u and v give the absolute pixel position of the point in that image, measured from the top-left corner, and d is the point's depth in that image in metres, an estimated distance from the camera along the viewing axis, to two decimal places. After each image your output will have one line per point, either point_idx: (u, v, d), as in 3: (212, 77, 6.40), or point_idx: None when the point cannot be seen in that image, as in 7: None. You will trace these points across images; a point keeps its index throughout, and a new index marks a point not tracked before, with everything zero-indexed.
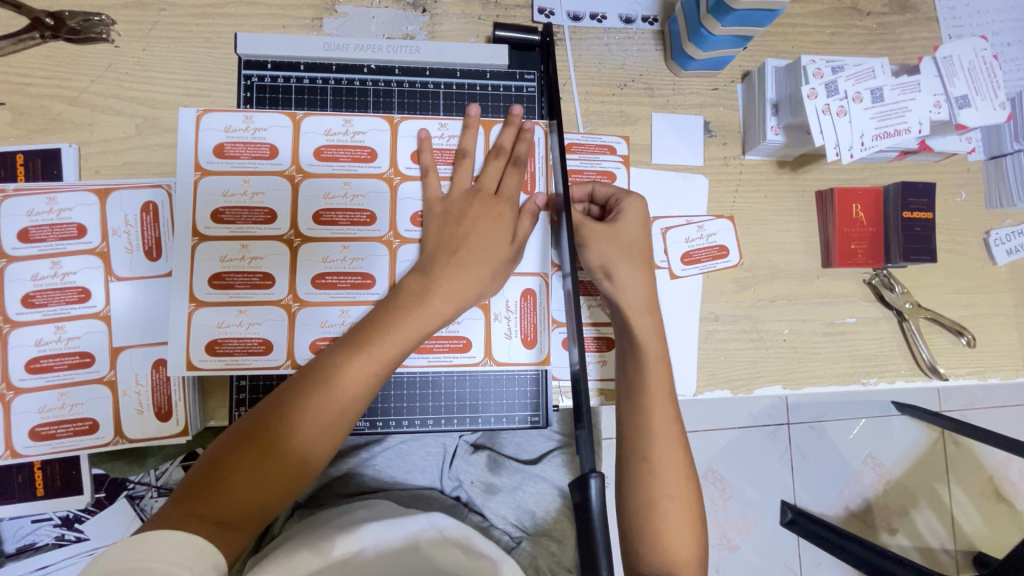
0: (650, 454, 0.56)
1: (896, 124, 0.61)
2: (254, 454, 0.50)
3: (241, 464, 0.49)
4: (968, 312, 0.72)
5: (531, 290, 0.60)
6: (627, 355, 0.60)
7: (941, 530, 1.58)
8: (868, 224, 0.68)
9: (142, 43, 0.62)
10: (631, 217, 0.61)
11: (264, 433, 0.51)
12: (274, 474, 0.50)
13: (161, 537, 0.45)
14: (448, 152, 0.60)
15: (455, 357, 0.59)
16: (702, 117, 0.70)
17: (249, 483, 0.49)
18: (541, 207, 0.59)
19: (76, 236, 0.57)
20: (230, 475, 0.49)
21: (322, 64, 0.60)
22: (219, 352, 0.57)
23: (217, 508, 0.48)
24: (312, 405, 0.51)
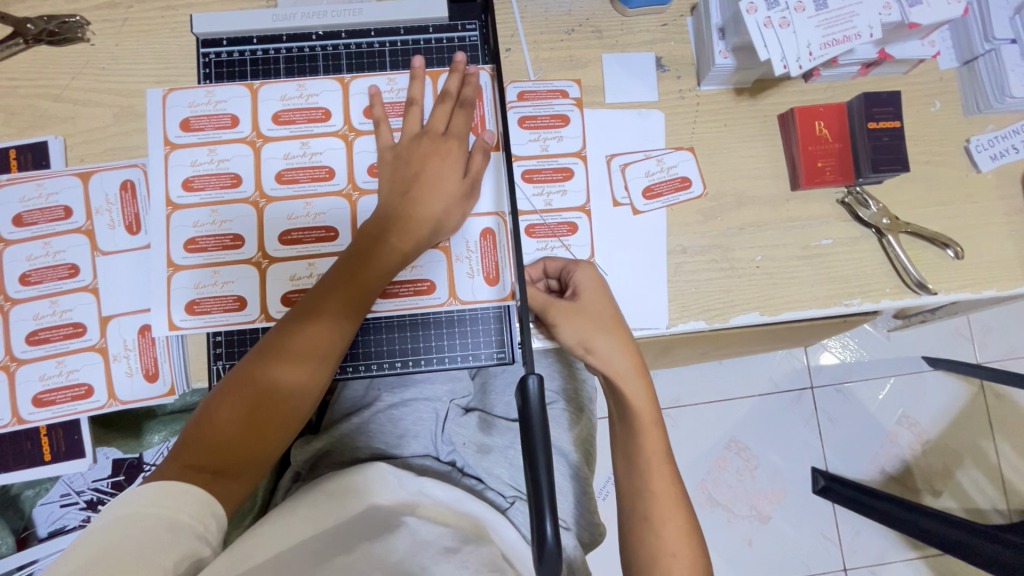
0: (650, 513, 0.57)
1: (844, 30, 0.60)
2: (233, 405, 0.52)
3: (223, 414, 0.52)
4: (954, 224, 0.69)
5: (489, 229, 0.63)
6: (620, 420, 0.61)
7: (989, 488, 1.45)
8: (833, 139, 0.67)
9: (115, 39, 0.67)
10: (588, 287, 0.61)
11: (243, 385, 0.53)
12: (256, 424, 0.52)
13: (164, 488, 0.47)
14: (398, 104, 0.63)
15: (422, 301, 0.63)
16: (653, 53, 0.70)
17: (233, 432, 0.52)
18: (490, 144, 0.61)
19: (64, 217, 0.62)
20: (214, 425, 0.52)
21: (274, 37, 0.64)
22: (197, 311, 0.60)
23: (211, 459, 0.51)
24: (286, 357, 0.53)
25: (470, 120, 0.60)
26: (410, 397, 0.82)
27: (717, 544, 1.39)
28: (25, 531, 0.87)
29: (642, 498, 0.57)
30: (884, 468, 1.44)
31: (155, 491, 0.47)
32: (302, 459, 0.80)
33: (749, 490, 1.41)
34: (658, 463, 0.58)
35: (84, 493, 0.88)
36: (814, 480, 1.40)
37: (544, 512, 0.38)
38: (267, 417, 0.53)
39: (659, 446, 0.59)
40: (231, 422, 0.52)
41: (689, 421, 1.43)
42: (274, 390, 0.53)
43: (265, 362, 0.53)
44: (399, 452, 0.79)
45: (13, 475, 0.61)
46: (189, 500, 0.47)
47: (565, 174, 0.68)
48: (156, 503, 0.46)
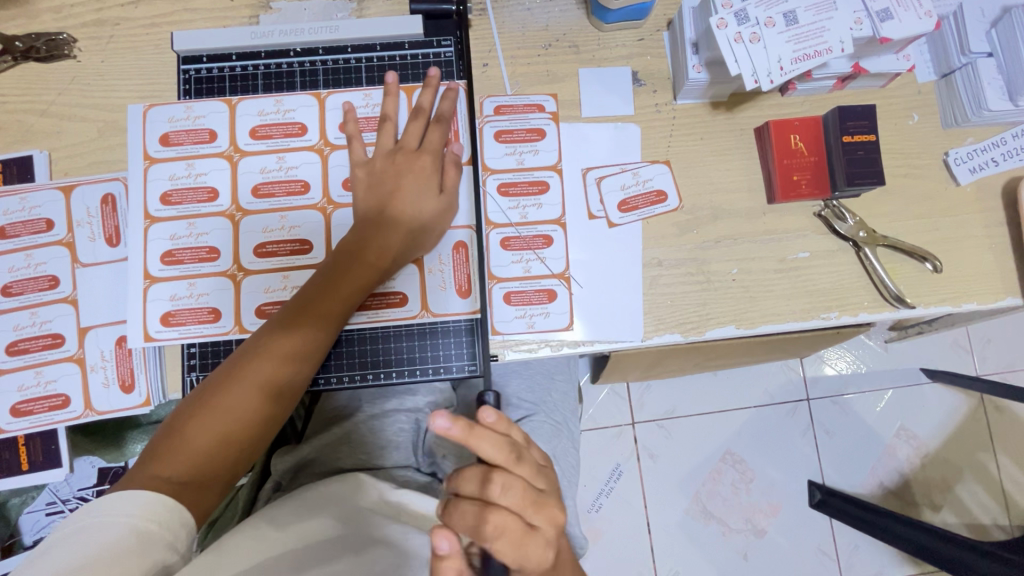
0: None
1: (815, 45, 0.60)
2: (211, 414, 0.52)
3: (199, 424, 0.51)
4: (933, 237, 0.69)
5: (462, 242, 0.66)
6: None
7: (990, 504, 1.42)
8: (808, 153, 0.67)
9: (100, 56, 0.68)
10: None
11: (220, 393, 0.53)
12: (234, 432, 0.53)
13: (141, 499, 0.45)
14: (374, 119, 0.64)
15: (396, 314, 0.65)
16: (629, 67, 0.70)
17: (209, 441, 0.51)
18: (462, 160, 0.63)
19: (45, 229, 0.63)
20: (188, 433, 0.51)
21: (253, 53, 0.65)
22: (173, 323, 0.61)
23: (182, 471, 0.49)
24: (268, 364, 0.54)
25: (444, 134, 0.62)
26: (392, 408, 0.83)
27: (711, 558, 1.37)
28: (10, 539, 0.87)
29: None
30: (881, 481, 1.42)
31: (134, 500, 0.45)
32: (282, 468, 0.80)
33: (744, 504, 1.39)
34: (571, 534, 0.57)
35: (69, 501, 0.90)
36: (810, 493, 1.39)
37: None
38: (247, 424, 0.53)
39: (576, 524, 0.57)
40: (206, 431, 0.51)
41: (682, 433, 1.42)
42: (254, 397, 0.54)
43: (245, 369, 0.54)
44: (380, 462, 0.79)
45: None
46: (157, 510, 0.45)
47: (541, 188, 0.68)
48: (125, 511, 0.44)
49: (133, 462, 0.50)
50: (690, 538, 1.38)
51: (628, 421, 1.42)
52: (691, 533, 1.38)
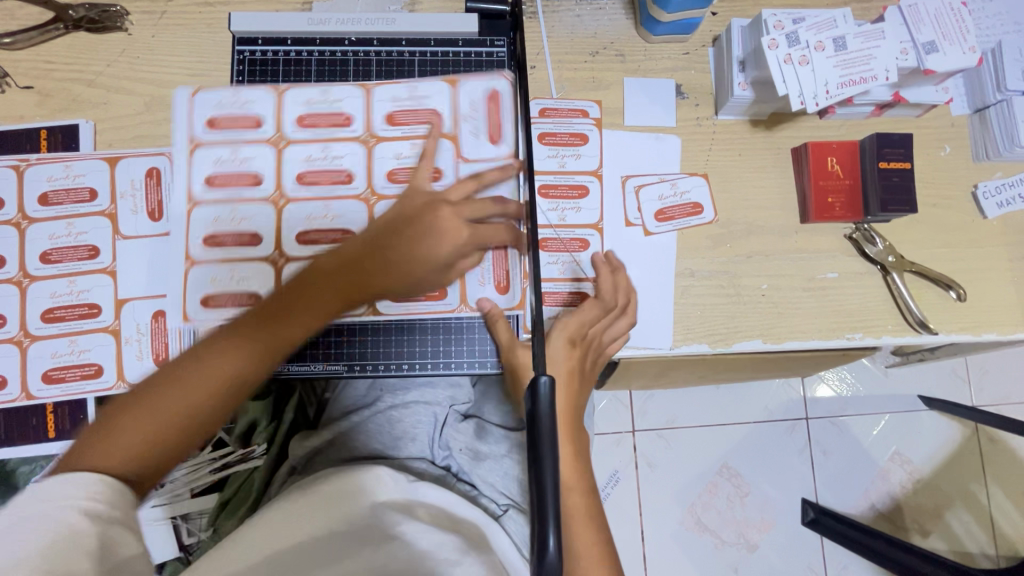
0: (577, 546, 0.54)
1: (861, 72, 0.62)
2: (147, 419, 0.48)
3: (126, 420, 0.48)
4: (957, 266, 0.71)
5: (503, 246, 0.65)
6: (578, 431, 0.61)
7: (978, 532, 1.45)
8: (844, 176, 0.68)
9: (152, 30, 0.68)
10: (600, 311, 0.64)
11: (147, 400, 0.49)
12: (169, 444, 0.49)
13: (67, 481, 0.43)
14: (416, 112, 0.65)
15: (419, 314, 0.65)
16: (674, 80, 0.72)
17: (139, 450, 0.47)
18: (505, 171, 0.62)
19: (89, 199, 0.64)
20: (116, 429, 0.47)
21: (308, 39, 0.66)
22: (212, 307, 0.61)
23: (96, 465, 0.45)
24: (211, 367, 0.50)
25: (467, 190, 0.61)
26: (410, 399, 0.82)
27: (702, 570, 1.38)
28: None
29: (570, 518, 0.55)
30: (874, 503, 1.44)
31: (55, 486, 0.43)
32: (299, 454, 0.81)
33: (738, 517, 1.41)
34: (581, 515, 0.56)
35: None
36: (804, 511, 1.41)
37: (546, 525, 0.35)
38: (171, 442, 0.48)
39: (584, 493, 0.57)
40: (139, 436, 0.47)
41: (682, 444, 1.43)
42: (181, 412, 0.49)
43: (175, 381, 0.50)
44: (396, 454, 0.80)
45: (16, 450, 0.61)
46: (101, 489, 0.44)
47: (581, 192, 0.69)
48: (69, 495, 0.42)
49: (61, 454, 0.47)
50: (684, 548, 1.39)
51: (629, 429, 1.43)
52: (684, 543, 1.39)
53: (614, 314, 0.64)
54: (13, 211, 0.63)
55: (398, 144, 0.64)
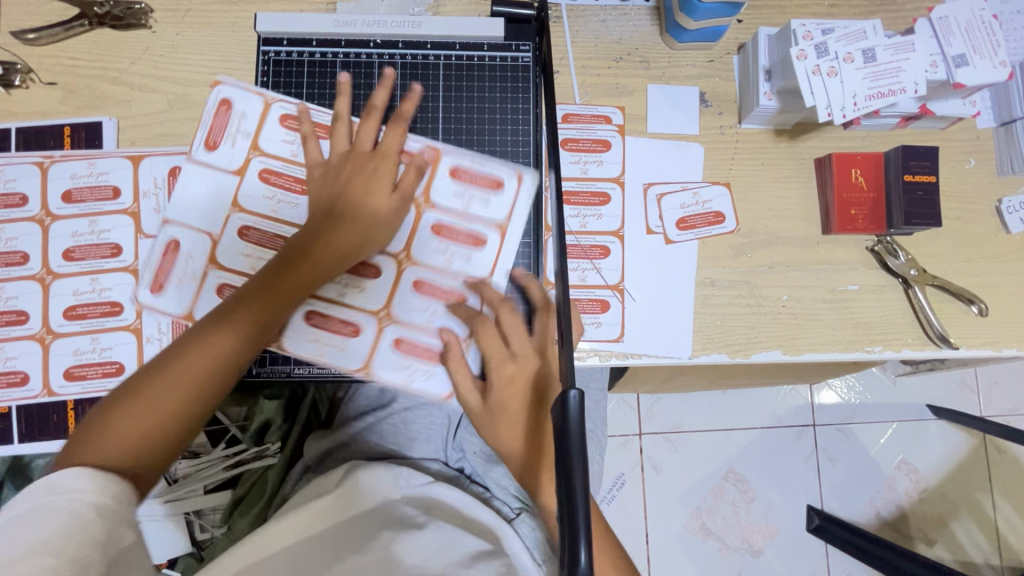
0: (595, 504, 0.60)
1: (890, 84, 0.61)
2: (154, 403, 0.51)
3: (125, 414, 0.50)
4: (979, 281, 0.70)
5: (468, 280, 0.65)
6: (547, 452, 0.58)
7: (983, 543, 1.45)
8: (867, 188, 0.68)
9: (176, 28, 0.68)
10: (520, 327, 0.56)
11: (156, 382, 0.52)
12: (184, 410, 0.52)
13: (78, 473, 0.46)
14: (216, 112, 0.64)
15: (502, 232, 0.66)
16: (698, 88, 0.71)
17: (140, 432, 0.50)
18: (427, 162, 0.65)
19: (149, 291, 0.62)
20: (116, 423, 0.50)
21: (332, 41, 0.67)
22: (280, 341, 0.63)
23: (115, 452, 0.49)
24: (212, 341, 0.53)
25: (401, 138, 0.62)
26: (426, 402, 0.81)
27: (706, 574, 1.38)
28: None
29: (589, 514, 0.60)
30: (879, 512, 1.43)
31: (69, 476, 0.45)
32: (314, 453, 0.81)
33: (742, 522, 1.41)
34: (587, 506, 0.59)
35: None
36: (809, 518, 1.40)
37: (579, 540, 0.36)
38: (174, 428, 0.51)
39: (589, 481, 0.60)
40: (140, 419, 0.50)
41: (688, 448, 1.43)
42: (190, 391, 0.52)
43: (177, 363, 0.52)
44: (410, 455, 0.81)
45: (38, 446, 0.62)
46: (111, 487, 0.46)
47: (602, 199, 0.69)
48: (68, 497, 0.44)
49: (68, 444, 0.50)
50: (688, 552, 1.39)
51: (636, 432, 1.42)
52: (688, 546, 1.39)
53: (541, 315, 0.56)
54: (36, 208, 0.63)
55: (286, 147, 0.64)
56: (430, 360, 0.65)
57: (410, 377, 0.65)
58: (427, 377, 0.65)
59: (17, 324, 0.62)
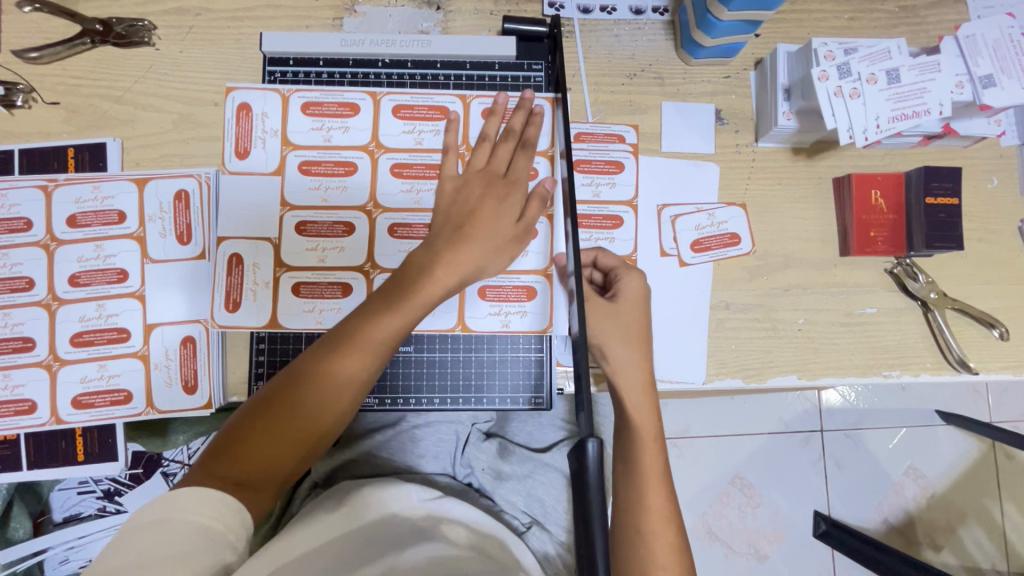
0: (643, 525, 0.55)
1: (915, 106, 0.59)
2: (277, 427, 0.54)
3: (254, 431, 0.54)
4: (1000, 303, 0.69)
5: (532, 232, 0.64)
6: (620, 434, 0.59)
7: (990, 549, 1.44)
8: (888, 210, 0.66)
9: (179, 46, 0.67)
10: (630, 293, 0.61)
11: (274, 408, 0.55)
12: (300, 435, 0.55)
13: (189, 493, 0.49)
14: (236, 118, 0.64)
15: (557, 172, 0.64)
16: (713, 104, 0.69)
17: (261, 453, 0.53)
18: (550, 190, 0.62)
19: (225, 310, 0.62)
20: (245, 440, 0.54)
21: (340, 60, 0.66)
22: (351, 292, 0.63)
23: (236, 470, 0.52)
24: (332, 367, 0.55)
25: (530, 163, 0.62)
26: (434, 420, 0.81)
27: None
28: (40, 516, 0.87)
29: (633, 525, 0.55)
30: (887, 518, 1.42)
31: (184, 496, 0.49)
32: (322, 470, 0.81)
33: (749, 527, 1.40)
34: (660, 524, 0.55)
35: (102, 481, 0.89)
36: (816, 523, 1.39)
37: None
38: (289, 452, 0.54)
39: (664, 500, 0.56)
40: (263, 440, 0.54)
41: (695, 454, 1.42)
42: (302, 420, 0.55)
43: (296, 389, 0.55)
44: (418, 471, 0.80)
45: (47, 472, 0.62)
46: (220, 507, 0.49)
47: (615, 222, 0.68)
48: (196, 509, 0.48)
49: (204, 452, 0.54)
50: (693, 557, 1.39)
51: None
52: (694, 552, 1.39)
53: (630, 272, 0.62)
54: (41, 233, 0.62)
55: (317, 134, 0.64)
56: (521, 297, 0.64)
57: (504, 319, 0.64)
58: (520, 315, 0.64)
59: (23, 351, 0.61)
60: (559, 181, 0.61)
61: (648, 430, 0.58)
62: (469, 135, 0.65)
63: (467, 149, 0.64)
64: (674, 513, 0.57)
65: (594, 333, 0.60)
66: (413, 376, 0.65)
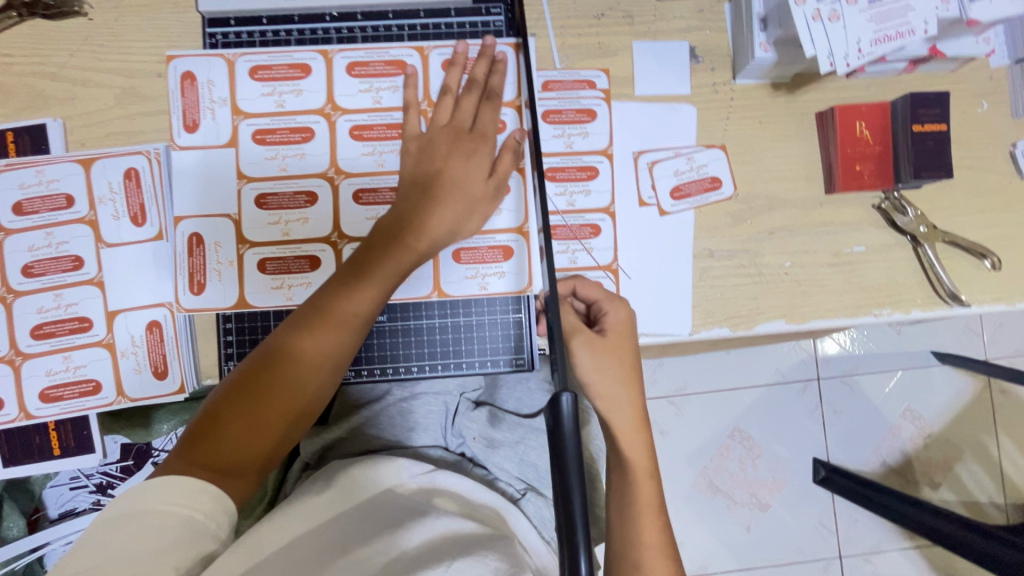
0: (642, 564, 0.52)
1: (898, 26, 0.56)
2: (256, 408, 0.52)
3: (231, 415, 0.51)
4: (992, 234, 0.66)
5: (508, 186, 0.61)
6: (614, 470, 0.56)
7: (988, 483, 1.44)
8: (873, 141, 0.64)
9: (114, 14, 0.62)
10: (617, 324, 0.59)
11: (249, 390, 0.52)
12: (281, 416, 0.53)
13: (167, 484, 0.47)
14: (181, 89, 0.60)
15: (526, 122, 0.60)
16: (687, 42, 0.65)
17: (241, 438, 0.51)
18: (519, 142, 0.59)
19: (191, 293, 0.60)
20: (223, 426, 0.51)
21: (285, 17, 0.62)
22: (319, 264, 0.61)
23: (216, 457, 0.50)
24: (309, 343, 0.53)
25: (497, 115, 0.59)
26: (421, 391, 0.79)
27: (713, 529, 1.37)
28: (36, 513, 0.87)
29: (630, 552, 0.53)
30: (884, 460, 1.42)
31: (163, 487, 0.47)
32: (310, 450, 0.78)
33: (750, 479, 1.39)
34: (657, 559, 0.52)
35: (93, 475, 0.89)
36: (816, 470, 1.38)
37: (578, 551, 0.34)
38: (271, 434, 0.52)
39: (663, 537, 0.53)
40: (243, 424, 0.51)
41: (694, 410, 1.40)
42: (281, 400, 0.52)
43: (272, 369, 0.52)
44: (409, 444, 0.78)
45: (23, 468, 0.61)
46: (202, 497, 0.47)
47: (590, 173, 0.65)
48: (175, 500, 0.46)
49: (176, 442, 0.51)
50: (696, 511, 1.37)
51: None
52: (697, 506, 1.37)
53: (614, 301, 0.59)
54: None
55: (268, 100, 0.61)
56: (496, 257, 0.62)
57: (481, 282, 0.62)
58: (497, 276, 0.62)
59: None
60: (528, 131, 0.58)
61: (641, 466, 0.56)
62: (429, 90, 0.61)
63: (430, 105, 0.61)
64: (672, 548, 0.54)
65: (586, 370, 0.57)
66: (388, 345, 0.63)
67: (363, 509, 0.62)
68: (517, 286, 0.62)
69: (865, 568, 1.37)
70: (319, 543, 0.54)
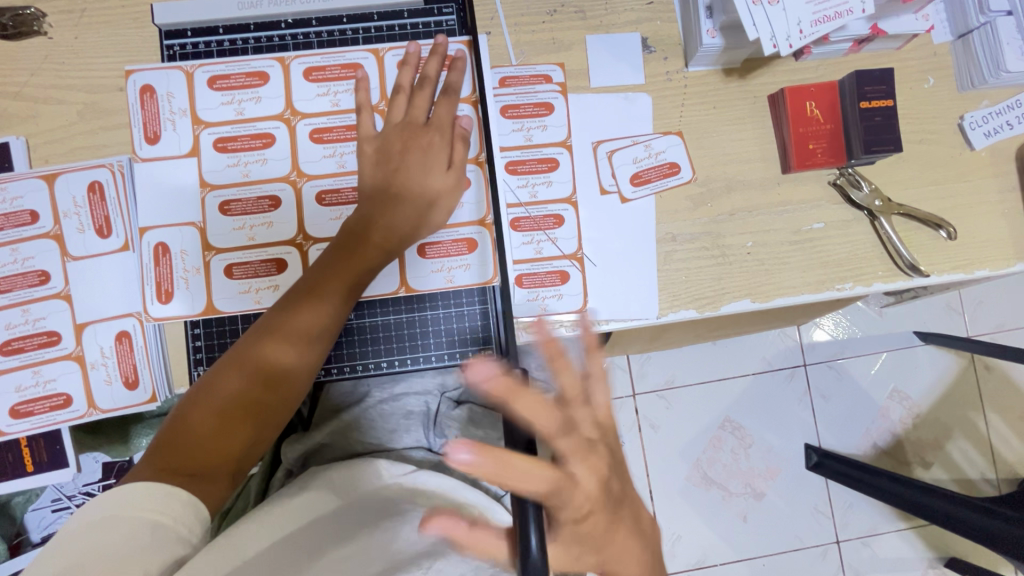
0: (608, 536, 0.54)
1: (836, 6, 0.58)
2: (226, 411, 0.52)
3: (200, 419, 0.52)
4: (946, 204, 0.68)
5: (468, 179, 0.63)
6: None
7: (978, 459, 1.45)
8: (824, 120, 0.65)
9: (73, 31, 0.63)
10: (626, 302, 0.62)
11: (217, 393, 0.53)
12: (251, 419, 0.53)
13: (136, 491, 0.47)
14: (141, 102, 0.62)
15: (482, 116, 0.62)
16: (639, 33, 0.67)
17: (212, 440, 0.52)
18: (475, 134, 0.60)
19: (159, 303, 0.60)
20: (192, 430, 0.52)
21: (241, 26, 0.63)
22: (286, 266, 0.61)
23: (186, 461, 0.50)
24: (276, 346, 0.54)
25: (454, 109, 0.60)
26: (400, 391, 0.79)
27: (710, 520, 1.37)
28: (17, 538, 0.86)
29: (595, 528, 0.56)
30: (875, 442, 1.43)
31: (133, 494, 0.47)
32: (293, 456, 0.77)
33: (743, 468, 1.39)
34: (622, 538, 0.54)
35: (75, 497, 0.88)
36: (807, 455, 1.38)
37: None
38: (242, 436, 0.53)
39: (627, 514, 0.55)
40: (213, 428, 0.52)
41: (683, 402, 1.40)
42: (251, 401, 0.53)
43: (240, 372, 0.53)
44: (391, 445, 0.77)
45: None
46: (173, 504, 0.47)
47: (551, 165, 0.66)
48: (144, 505, 0.46)
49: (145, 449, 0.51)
50: (691, 503, 1.37)
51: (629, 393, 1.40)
52: (692, 497, 1.37)
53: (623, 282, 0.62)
54: None
55: (228, 109, 0.62)
56: (461, 250, 0.63)
57: (448, 275, 0.62)
58: (463, 269, 0.63)
59: None
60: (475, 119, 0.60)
61: None
62: (384, 91, 0.62)
63: (386, 105, 0.62)
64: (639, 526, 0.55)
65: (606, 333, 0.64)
66: (358, 344, 0.63)
67: (342, 507, 0.62)
68: (480, 278, 0.63)
69: (862, 551, 1.38)
70: (297, 540, 0.55)
